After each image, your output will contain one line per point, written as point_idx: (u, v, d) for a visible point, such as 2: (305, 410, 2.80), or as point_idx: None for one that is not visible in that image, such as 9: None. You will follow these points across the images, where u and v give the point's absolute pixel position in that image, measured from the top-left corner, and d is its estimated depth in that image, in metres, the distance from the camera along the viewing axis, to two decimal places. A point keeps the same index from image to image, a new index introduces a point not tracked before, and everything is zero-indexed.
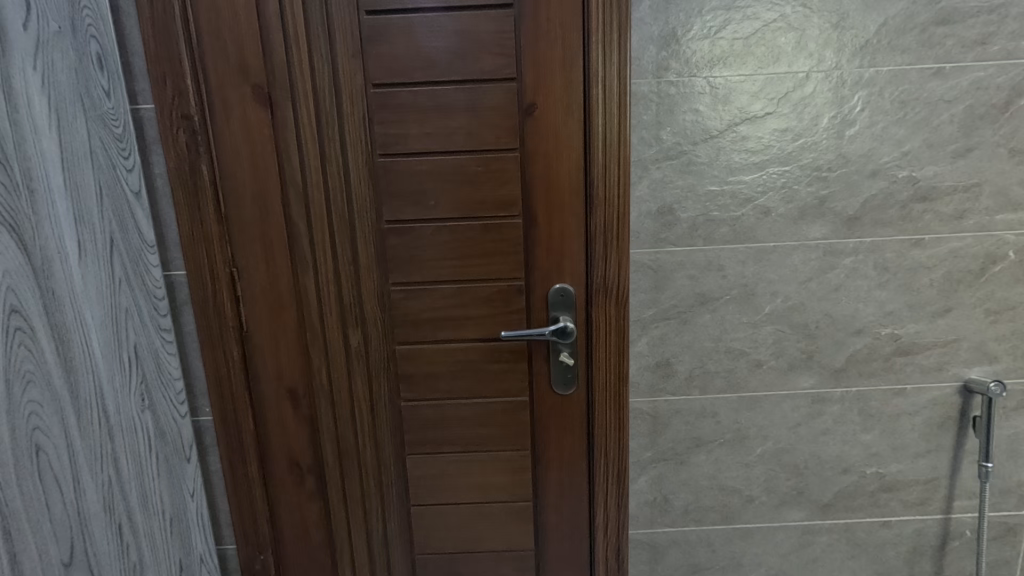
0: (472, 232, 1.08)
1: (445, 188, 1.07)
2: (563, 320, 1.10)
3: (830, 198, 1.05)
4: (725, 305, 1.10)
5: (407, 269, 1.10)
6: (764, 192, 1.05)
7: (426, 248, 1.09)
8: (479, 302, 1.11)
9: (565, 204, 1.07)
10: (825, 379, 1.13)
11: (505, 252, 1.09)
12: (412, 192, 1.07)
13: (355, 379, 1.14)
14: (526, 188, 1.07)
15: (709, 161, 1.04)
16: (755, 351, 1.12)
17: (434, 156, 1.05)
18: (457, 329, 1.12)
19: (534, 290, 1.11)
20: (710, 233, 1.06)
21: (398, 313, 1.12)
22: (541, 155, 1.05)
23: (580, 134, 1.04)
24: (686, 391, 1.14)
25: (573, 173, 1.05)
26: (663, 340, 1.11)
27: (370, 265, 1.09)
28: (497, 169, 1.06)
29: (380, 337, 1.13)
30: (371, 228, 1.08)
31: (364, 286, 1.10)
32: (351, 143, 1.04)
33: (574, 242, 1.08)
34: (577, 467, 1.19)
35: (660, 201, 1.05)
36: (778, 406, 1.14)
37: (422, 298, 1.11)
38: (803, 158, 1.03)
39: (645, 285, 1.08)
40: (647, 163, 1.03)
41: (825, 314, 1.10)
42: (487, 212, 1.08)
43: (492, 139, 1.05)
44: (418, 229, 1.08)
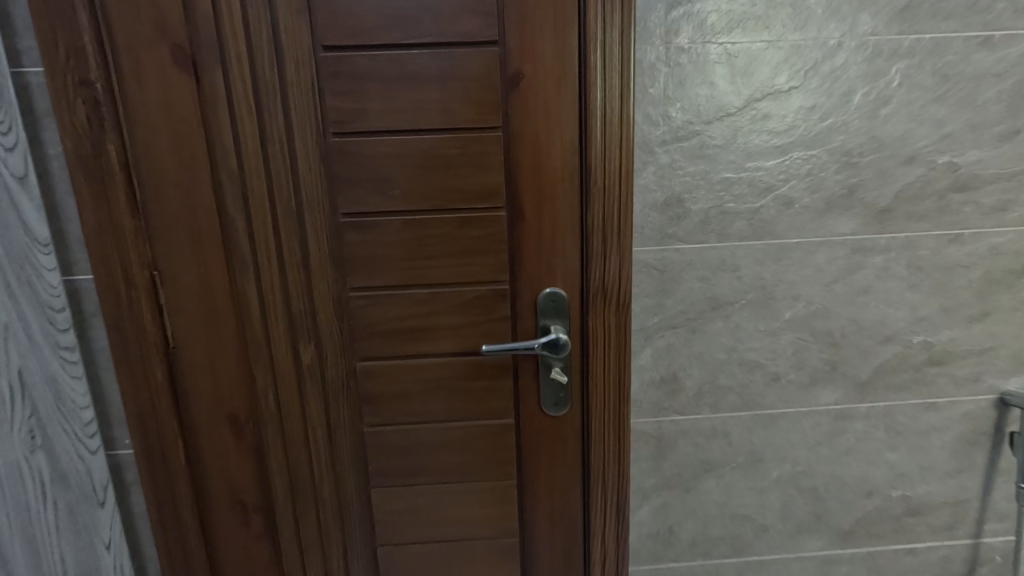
0: (448, 227, 0.91)
1: (414, 175, 0.89)
2: (554, 330, 0.94)
3: (862, 187, 0.91)
4: (740, 311, 0.95)
5: (369, 271, 0.92)
6: (787, 179, 0.90)
7: (392, 246, 0.91)
8: (455, 309, 0.94)
9: (557, 193, 0.90)
10: (849, 394, 1.00)
11: (486, 252, 0.92)
12: (373, 179, 0.89)
13: (309, 402, 0.96)
14: (510, 174, 0.90)
15: (724, 144, 0.89)
16: (772, 363, 0.98)
17: (402, 137, 0.88)
18: (429, 342, 0.95)
19: (521, 296, 0.95)
20: (724, 227, 0.91)
21: (359, 323, 0.94)
22: (528, 135, 0.88)
23: (575, 110, 0.88)
24: (694, 409, 0.99)
25: (567, 156, 0.89)
26: (669, 351, 0.96)
27: (324, 267, 0.91)
28: (476, 152, 0.89)
29: (338, 352, 0.95)
30: (325, 222, 0.90)
31: (316, 292, 0.92)
32: (297, 119, 0.85)
33: (567, 239, 0.92)
34: (570, 497, 1.03)
35: (668, 190, 0.90)
36: (797, 424, 1.01)
37: (388, 307, 0.93)
38: (833, 141, 0.89)
39: (650, 288, 0.93)
40: (653, 145, 0.88)
41: (851, 320, 0.97)
42: (465, 203, 0.91)
43: (471, 115, 0.87)
44: (382, 223, 0.90)
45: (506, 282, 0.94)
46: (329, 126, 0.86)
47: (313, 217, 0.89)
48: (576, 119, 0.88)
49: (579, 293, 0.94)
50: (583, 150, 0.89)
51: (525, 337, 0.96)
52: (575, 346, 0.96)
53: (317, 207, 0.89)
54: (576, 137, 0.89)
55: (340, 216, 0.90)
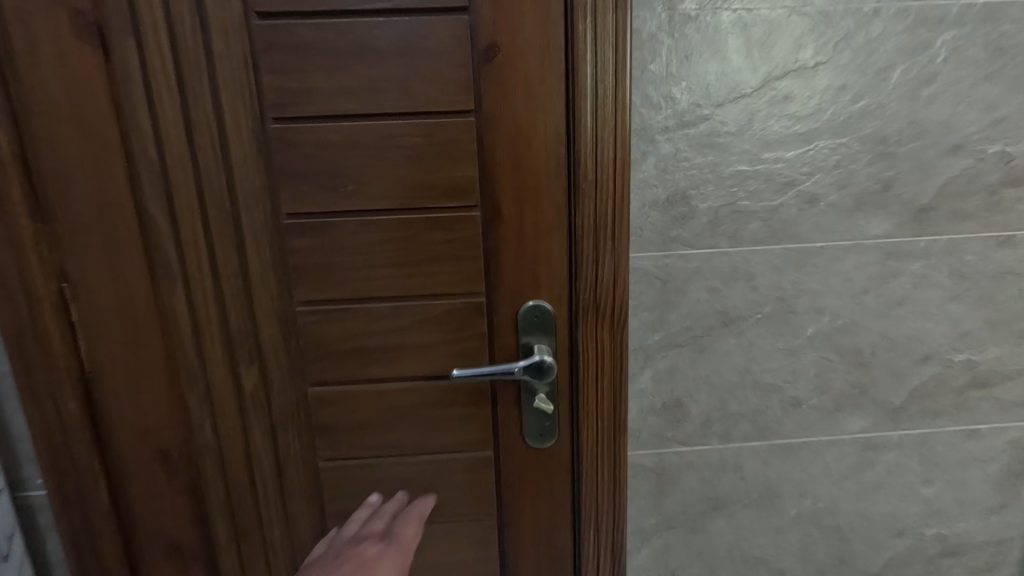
0: (412, 231, 0.77)
1: (370, 169, 0.75)
2: (539, 351, 0.80)
3: (899, 182, 0.77)
4: (755, 327, 0.82)
5: (319, 283, 0.78)
6: (811, 173, 0.77)
7: (346, 252, 0.77)
8: (422, 327, 0.80)
9: (542, 190, 0.77)
10: (879, 421, 0.87)
11: (457, 259, 0.78)
12: (322, 174, 0.75)
13: (254, 436, 0.83)
14: (484, 169, 0.76)
15: (738, 131, 0.75)
16: (792, 387, 0.84)
17: (355, 123, 0.74)
18: (392, 364, 0.82)
19: (499, 311, 0.81)
20: (737, 229, 0.78)
21: (310, 343, 0.80)
22: (505, 121, 0.74)
23: (560, 91, 0.74)
24: (701, 439, 0.86)
25: (551, 147, 0.75)
26: (672, 373, 0.83)
27: (266, 278, 0.77)
28: (443, 142, 0.75)
29: (286, 377, 0.81)
30: (266, 225, 0.76)
31: (257, 307, 0.78)
32: (228, 102, 0.72)
33: (552, 244, 0.78)
34: (559, 540, 0.90)
35: (671, 186, 0.76)
36: (818, 456, 0.88)
37: (343, 324, 0.80)
38: (866, 127, 0.75)
39: (650, 301, 0.80)
40: (653, 133, 0.74)
41: (883, 337, 0.83)
42: (431, 202, 0.77)
43: (437, 97, 0.73)
44: (333, 226, 0.76)
45: (482, 295, 0.80)
46: (267, 111, 0.72)
47: (251, 219, 0.75)
48: (562, 101, 0.74)
49: (567, 307, 0.81)
50: (570, 139, 0.75)
51: (505, 358, 0.83)
52: (562, 368, 0.83)
53: (256, 208, 0.75)
54: (562, 124, 0.75)
55: (283, 217, 0.76)
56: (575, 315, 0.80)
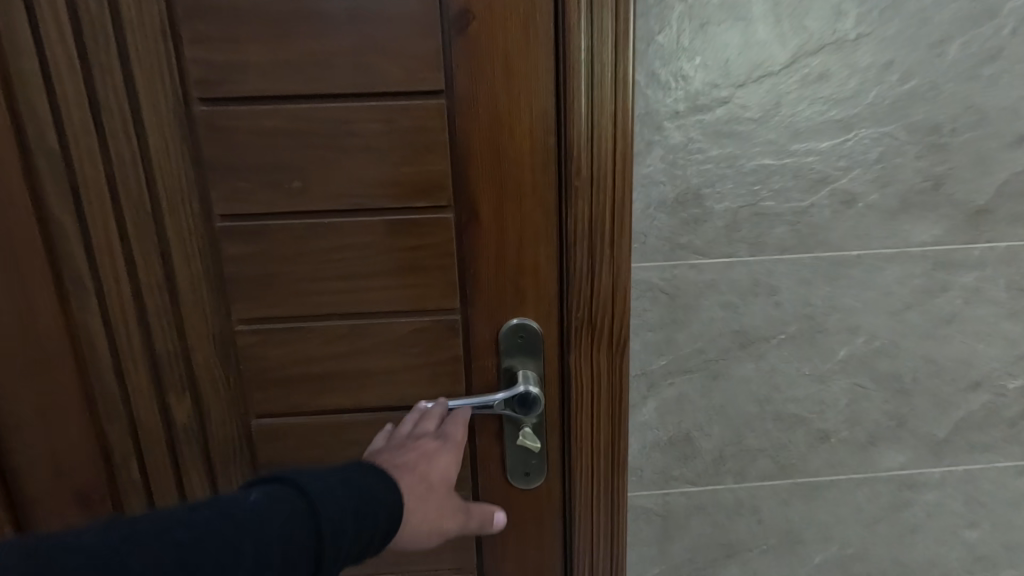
0: (370, 236, 0.64)
1: (319, 162, 0.62)
2: (523, 379, 0.68)
3: (952, 179, 0.65)
4: (778, 350, 0.69)
5: (262, 298, 0.65)
6: (848, 168, 0.64)
7: (293, 262, 0.65)
8: (386, 350, 0.68)
9: (527, 188, 0.64)
10: (919, 457, 0.75)
11: (425, 271, 0.66)
12: (261, 168, 0.62)
13: (188, 476, 0.70)
14: (457, 162, 0.63)
15: (762, 117, 0.62)
16: (819, 419, 0.73)
17: (299, 106, 0.61)
18: (351, 393, 0.69)
19: (477, 331, 0.68)
20: (759, 235, 0.65)
21: (253, 369, 0.68)
22: (482, 104, 0.62)
23: (549, 68, 0.61)
24: (713, 478, 0.74)
25: (538, 135, 0.62)
26: (680, 403, 0.71)
27: (197, 293, 0.65)
28: (407, 130, 0.62)
29: (225, 407, 0.69)
30: (196, 229, 0.63)
31: (188, 327, 0.66)
32: (143, 81, 0.59)
33: (539, 252, 0.66)
34: None
35: (681, 183, 0.64)
36: (848, 496, 0.76)
37: (291, 346, 0.67)
38: (915, 113, 0.63)
39: (655, 320, 0.68)
40: (659, 119, 0.62)
41: (927, 361, 0.71)
42: (393, 202, 0.64)
43: (399, 74, 0.60)
44: (276, 231, 0.64)
45: (456, 313, 0.67)
46: (192, 90, 0.60)
47: (176, 222, 0.63)
48: (551, 80, 0.61)
49: (557, 326, 0.68)
50: (560, 126, 0.62)
51: (484, 386, 0.70)
52: (551, 397, 0.70)
53: (182, 209, 0.62)
54: (551, 108, 0.62)
55: (215, 219, 0.63)
56: (567, 336, 0.67)
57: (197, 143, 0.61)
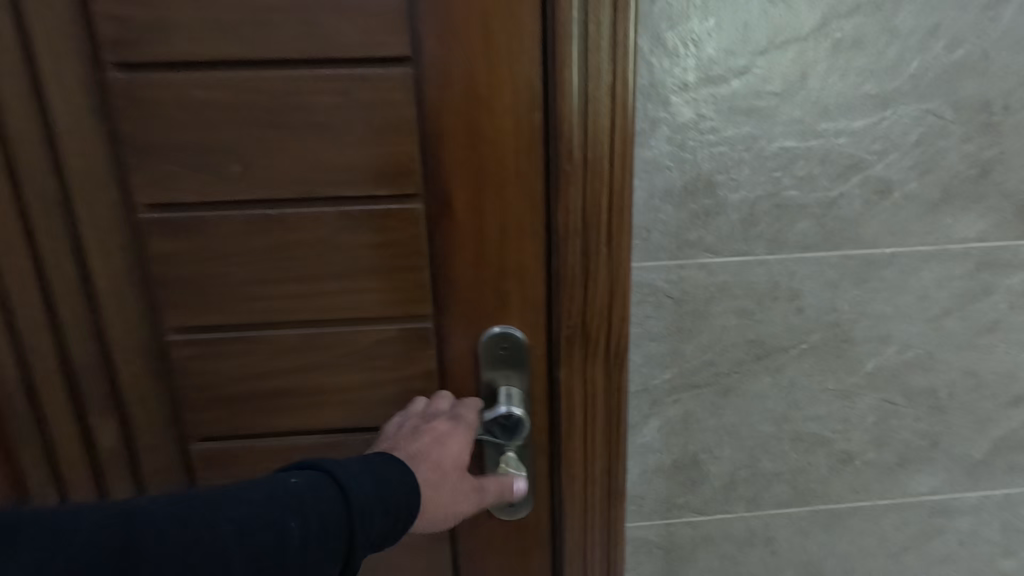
0: (323, 231, 0.54)
1: (260, 142, 0.52)
2: (503, 397, 0.59)
3: (1001, 165, 0.56)
4: (798, 362, 0.61)
5: (196, 303, 0.55)
6: (883, 151, 0.55)
7: (232, 261, 0.54)
8: (345, 362, 0.58)
9: (509, 174, 0.54)
10: (953, 480, 0.67)
11: (390, 271, 0.56)
12: (190, 148, 0.52)
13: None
14: (426, 142, 0.53)
15: (786, 91, 0.53)
16: (843, 439, 0.64)
17: (234, 74, 0.50)
18: (305, 412, 0.59)
19: (452, 341, 0.59)
20: (780, 230, 0.56)
21: (188, 385, 0.58)
22: (455, 74, 0.52)
23: (535, 30, 0.51)
24: (722, 505, 0.65)
25: (522, 111, 0.53)
26: (686, 422, 0.62)
27: (119, 297, 0.55)
28: (364, 103, 0.52)
29: (157, 430, 0.59)
30: (116, 220, 0.53)
31: (109, 336, 0.56)
32: (44, 42, 0.49)
33: (524, 249, 0.56)
34: None
35: (690, 169, 0.54)
36: (873, 524, 0.67)
37: (233, 358, 0.57)
38: (962, 87, 0.54)
39: (658, 328, 0.59)
40: (666, 93, 0.53)
41: (965, 373, 0.63)
42: (349, 190, 0.54)
43: (354, 36, 0.50)
44: (211, 224, 0.54)
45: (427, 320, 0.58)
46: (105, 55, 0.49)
47: (92, 213, 0.53)
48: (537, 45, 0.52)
49: (546, 334, 0.59)
50: (548, 100, 0.52)
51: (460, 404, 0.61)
52: (539, 416, 0.61)
53: (98, 196, 0.53)
54: (537, 77, 0.52)
55: (138, 210, 0.53)
56: (558, 346, 0.58)
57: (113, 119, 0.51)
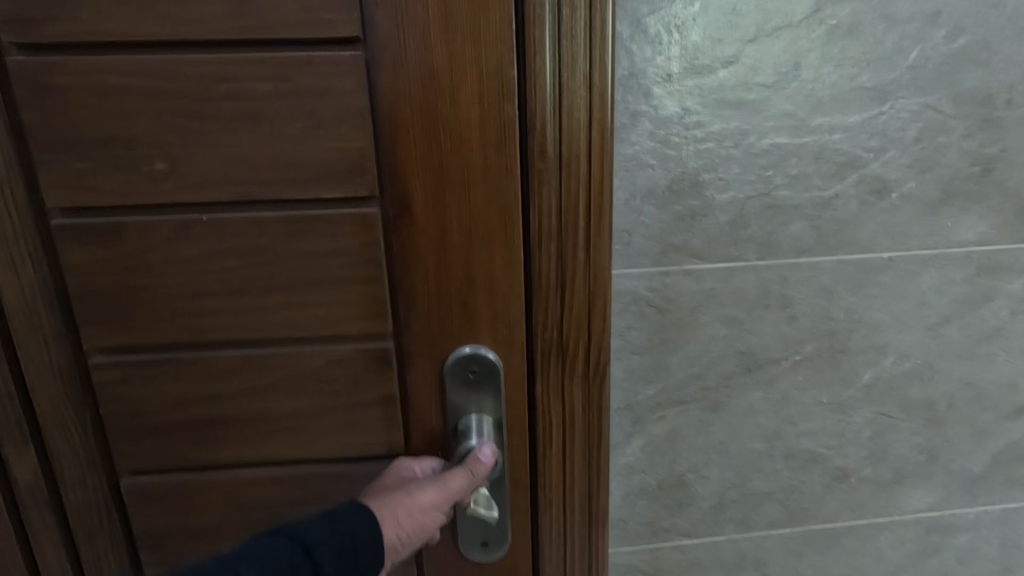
0: (266, 237, 0.49)
1: (194, 136, 0.47)
2: (471, 424, 0.53)
3: (1004, 163, 0.53)
4: (791, 374, 0.56)
5: (121, 321, 0.50)
6: (881, 148, 0.51)
7: (168, 270, 0.49)
8: (294, 386, 0.53)
9: (476, 172, 0.48)
10: (951, 496, 0.63)
11: (342, 282, 0.50)
12: (117, 144, 0.47)
13: (37, 542, 0.55)
14: (381, 137, 0.47)
15: (776, 83, 0.49)
16: (837, 455, 0.60)
17: (162, 61, 0.45)
18: (250, 441, 0.54)
19: (415, 362, 0.52)
20: (771, 233, 0.52)
21: (115, 411, 0.53)
22: (413, 59, 0.46)
23: (506, 11, 0.46)
24: (711, 528, 0.61)
25: (490, 102, 0.47)
26: (671, 441, 0.57)
27: (30, 312, 0.50)
28: (307, 94, 0.46)
29: (81, 457, 0.54)
30: (25, 224, 0.48)
31: (22, 354, 0.51)
32: None
33: (495, 256, 0.50)
34: None
35: (675, 168, 0.50)
36: (869, 544, 0.64)
37: (166, 381, 0.52)
38: (964, 80, 0.50)
39: (641, 340, 0.54)
40: (648, 84, 0.48)
41: (965, 384, 0.59)
42: (293, 193, 0.48)
43: (297, 13, 0.44)
44: (143, 230, 0.49)
45: (386, 335, 0.52)
46: (12, 39, 0.45)
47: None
48: (507, 27, 0.46)
49: (522, 351, 0.53)
50: (518, 89, 0.47)
51: (425, 431, 0.55)
52: (513, 442, 0.55)
53: (4, 197, 0.48)
54: (506, 63, 0.46)
55: (52, 214, 0.48)
56: (532, 362, 0.53)
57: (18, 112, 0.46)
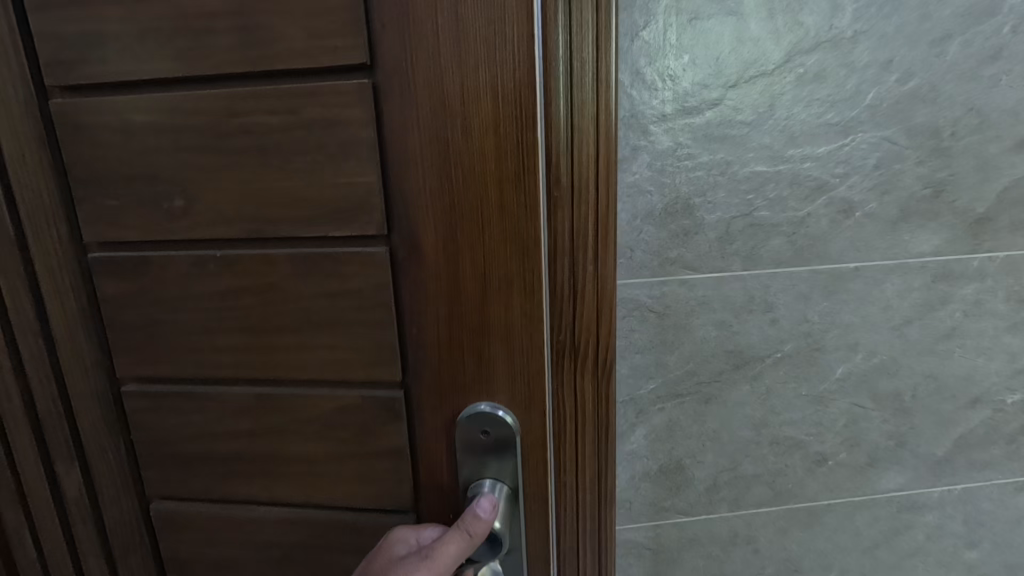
0: (280, 277, 0.56)
1: (229, 171, 0.54)
2: (484, 483, 0.58)
3: (952, 185, 0.61)
4: (773, 369, 0.65)
5: (150, 351, 0.60)
6: (846, 175, 0.60)
7: (214, 295, 0.58)
8: (308, 422, 0.60)
9: (492, 204, 0.52)
10: (919, 477, 0.71)
11: (352, 318, 0.56)
12: (176, 183, 0.55)
13: (77, 523, 0.69)
14: (393, 178, 0.52)
15: (756, 121, 0.57)
16: (816, 441, 0.68)
17: (209, 116, 0.53)
18: (266, 467, 0.62)
19: (431, 412, 0.58)
20: (754, 247, 0.60)
21: (148, 434, 0.64)
22: (428, 103, 0.50)
23: (519, 72, 0.49)
24: (707, 508, 0.68)
25: (505, 138, 0.50)
26: (671, 430, 0.65)
27: (76, 335, 0.62)
28: (318, 126, 0.52)
29: (111, 461, 0.65)
30: (74, 261, 0.60)
31: (70, 369, 0.63)
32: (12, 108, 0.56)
33: (508, 282, 0.53)
34: None
35: (671, 193, 0.58)
36: (848, 521, 0.72)
37: (190, 412, 0.62)
38: (915, 116, 0.59)
39: (645, 340, 0.62)
40: (646, 124, 0.57)
41: (927, 377, 0.67)
42: (304, 229, 0.54)
43: (311, 45, 0.50)
44: (183, 261, 0.58)
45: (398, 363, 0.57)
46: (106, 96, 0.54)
47: (54, 258, 0.60)
48: (522, 66, 0.49)
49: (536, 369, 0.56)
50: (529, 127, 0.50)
51: (434, 471, 0.60)
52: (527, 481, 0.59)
53: (56, 239, 0.59)
54: (519, 102, 0.49)
55: (89, 256, 0.59)
56: (541, 381, 0.56)
57: (65, 168, 0.57)
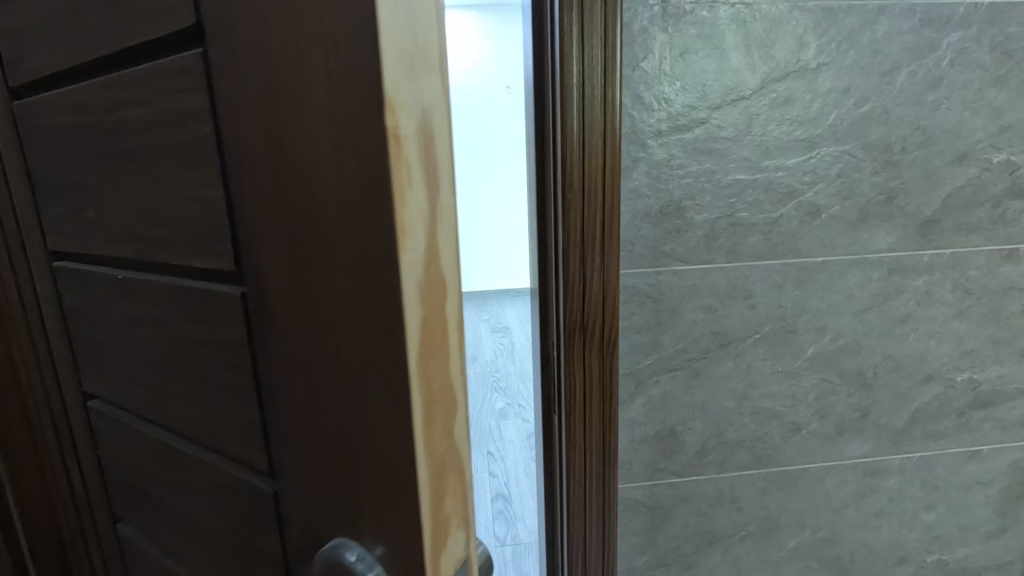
0: (163, 313, 0.42)
1: (119, 165, 0.41)
2: None
3: (903, 192, 0.72)
4: (753, 349, 0.75)
5: (100, 371, 0.52)
6: (813, 182, 0.71)
7: (125, 318, 0.46)
8: (202, 497, 0.44)
9: (341, 276, 0.29)
10: (881, 445, 0.82)
11: (217, 384, 0.39)
12: (90, 178, 0.44)
13: (89, 530, 0.67)
14: (234, 198, 0.33)
15: (736, 136, 0.68)
16: (791, 412, 0.79)
17: (93, 97, 0.41)
18: (178, 523, 0.48)
19: (292, 520, 0.36)
20: (736, 243, 0.71)
21: (109, 457, 0.56)
22: (255, 80, 0.29)
23: None
24: (696, 470, 0.79)
25: (343, 150, 0.27)
26: (665, 400, 0.76)
27: (58, 339, 0.57)
28: (171, 133, 0.35)
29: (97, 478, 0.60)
30: (44, 268, 0.55)
31: (61, 375, 0.59)
32: None
33: (372, 390, 0.29)
34: (555, 554, 0.84)
35: (665, 196, 0.69)
36: (819, 484, 0.82)
37: (127, 445, 0.52)
38: (870, 134, 0.70)
39: (642, 322, 0.73)
40: (645, 138, 0.67)
41: (885, 357, 0.78)
42: (175, 259, 0.39)
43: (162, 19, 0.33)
44: (99, 275, 0.48)
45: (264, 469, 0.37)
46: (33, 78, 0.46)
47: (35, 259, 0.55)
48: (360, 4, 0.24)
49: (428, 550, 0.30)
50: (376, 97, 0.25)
51: None
52: None
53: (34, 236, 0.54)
54: (357, 54, 0.25)
55: (56, 262, 0.53)
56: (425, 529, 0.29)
57: (31, 172, 0.52)
